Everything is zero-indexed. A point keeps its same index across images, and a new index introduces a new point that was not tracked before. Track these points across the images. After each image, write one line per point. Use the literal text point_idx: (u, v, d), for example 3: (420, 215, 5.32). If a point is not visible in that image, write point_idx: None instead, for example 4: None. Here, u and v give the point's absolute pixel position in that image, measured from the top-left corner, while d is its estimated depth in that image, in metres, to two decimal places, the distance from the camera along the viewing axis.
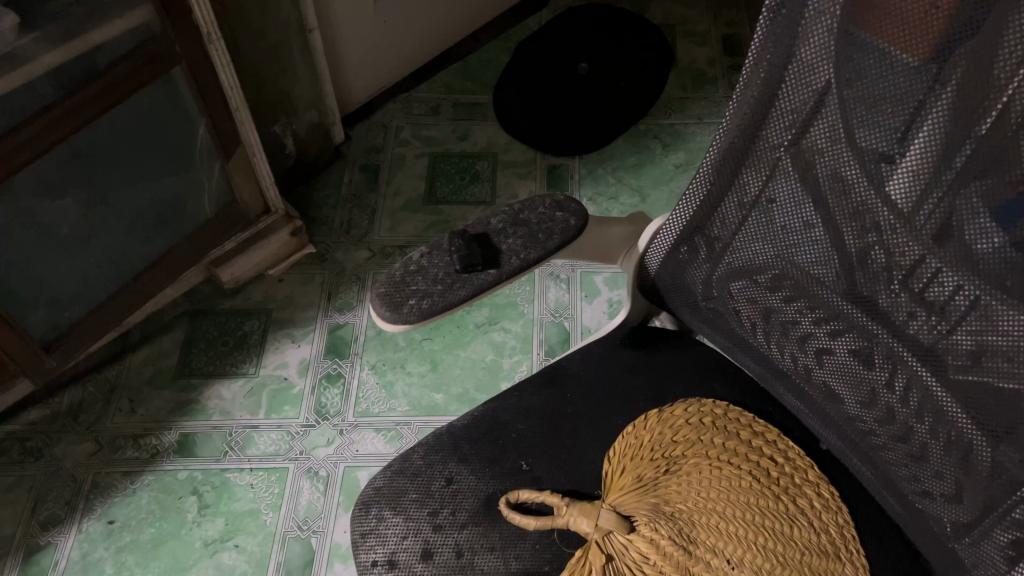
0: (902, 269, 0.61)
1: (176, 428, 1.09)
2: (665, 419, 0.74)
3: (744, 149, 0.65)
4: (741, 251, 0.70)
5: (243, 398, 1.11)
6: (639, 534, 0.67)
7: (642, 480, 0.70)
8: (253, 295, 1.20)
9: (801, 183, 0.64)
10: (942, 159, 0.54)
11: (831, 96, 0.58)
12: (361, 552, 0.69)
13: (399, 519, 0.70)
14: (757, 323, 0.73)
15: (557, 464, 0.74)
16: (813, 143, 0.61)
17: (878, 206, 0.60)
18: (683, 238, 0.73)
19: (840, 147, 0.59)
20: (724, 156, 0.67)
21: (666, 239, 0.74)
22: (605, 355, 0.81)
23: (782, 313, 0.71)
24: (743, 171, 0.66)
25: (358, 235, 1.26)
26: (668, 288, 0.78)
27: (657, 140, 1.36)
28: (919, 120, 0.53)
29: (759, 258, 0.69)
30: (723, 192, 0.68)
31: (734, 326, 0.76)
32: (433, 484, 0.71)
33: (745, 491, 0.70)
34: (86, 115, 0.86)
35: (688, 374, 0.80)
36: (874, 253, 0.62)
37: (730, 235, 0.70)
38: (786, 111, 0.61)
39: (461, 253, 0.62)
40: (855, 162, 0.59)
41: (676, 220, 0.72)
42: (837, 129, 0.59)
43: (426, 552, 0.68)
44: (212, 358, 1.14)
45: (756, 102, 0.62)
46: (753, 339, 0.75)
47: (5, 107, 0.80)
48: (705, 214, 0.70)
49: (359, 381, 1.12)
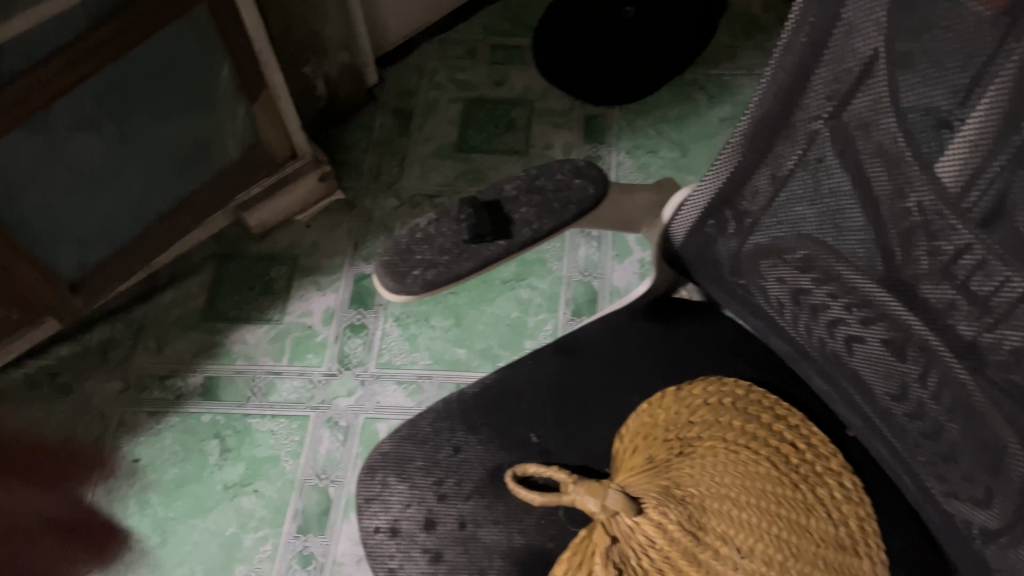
0: (942, 258, 0.56)
1: (200, 371, 1.10)
2: (683, 397, 0.71)
3: (780, 118, 0.61)
4: (773, 227, 0.66)
5: (268, 344, 1.11)
6: (647, 517, 0.65)
7: (653, 461, 0.68)
8: (280, 240, 1.19)
9: (840, 158, 0.59)
10: (1002, 132, 0.47)
11: (880, 64, 0.53)
12: (365, 517, 0.69)
13: (404, 487, 0.69)
14: (786, 304, 0.70)
15: (567, 438, 0.71)
16: (855, 115, 0.56)
17: (923, 186, 0.54)
18: (712, 210, 0.69)
19: (886, 120, 0.54)
20: (759, 125, 0.62)
21: (694, 210, 0.70)
22: (625, 325, 0.78)
23: (811, 296, 0.67)
24: (778, 142, 0.62)
25: (388, 182, 1.23)
26: (693, 261, 0.74)
27: (703, 91, 1.30)
28: (983, 85, 0.47)
29: (791, 236, 0.65)
30: (756, 163, 0.64)
31: (761, 304, 0.72)
32: (439, 452, 0.70)
33: (761, 478, 0.67)
34: (107, 56, 0.83)
35: (711, 350, 0.76)
36: (914, 238, 0.57)
37: (761, 210, 0.66)
38: (828, 79, 0.56)
39: (471, 221, 0.59)
40: (902, 138, 0.54)
41: (703, 191, 0.68)
42: (883, 101, 0.54)
43: (429, 521, 0.67)
44: (238, 302, 1.14)
45: (796, 67, 0.57)
46: (782, 320, 0.71)
47: (19, 47, 0.78)
48: (735, 186, 0.66)
49: (382, 333, 1.11)
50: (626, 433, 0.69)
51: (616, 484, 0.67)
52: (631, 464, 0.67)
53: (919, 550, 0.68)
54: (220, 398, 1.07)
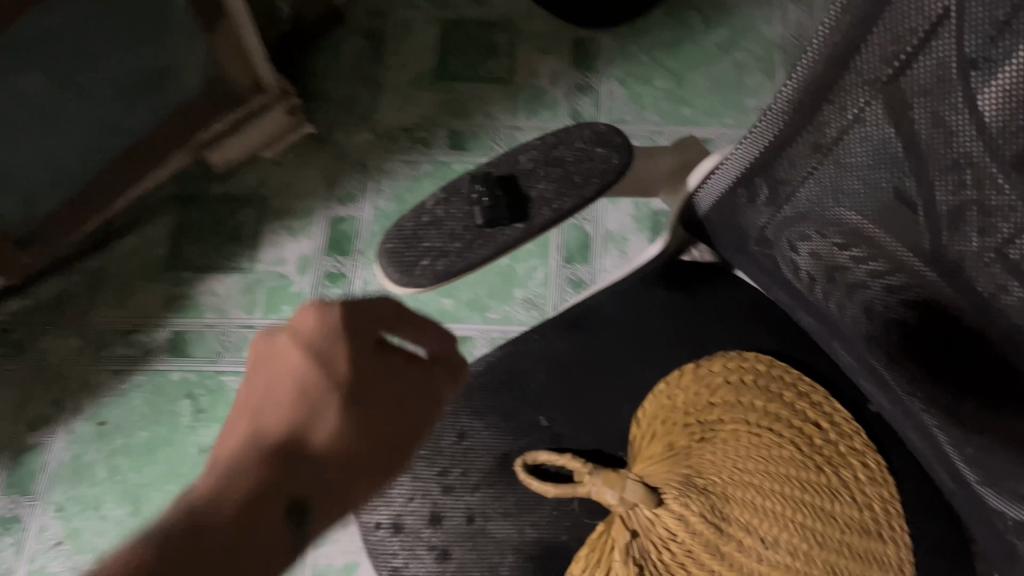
0: (1001, 241, 0.51)
1: (168, 324, 1.02)
2: (702, 376, 0.67)
3: (824, 87, 0.54)
4: (811, 198, 0.60)
5: (239, 296, 1.04)
6: (667, 509, 0.61)
7: (672, 448, 0.64)
8: (246, 180, 1.09)
9: (893, 129, 0.52)
10: None
11: (949, 24, 0.45)
12: (364, 512, 0.64)
13: (406, 479, 0.64)
14: (817, 279, 0.65)
15: (579, 420, 0.67)
16: (914, 85, 0.50)
17: (978, 155, 0.49)
18: (744, 178, 0.62)
19: (948, 87, 0.48)
20: (803, 88, 0.55)
21: (723, 177, 0.64)
22: (638, 293, 0.72)
23: (848, 271, 0.62)
24: (821, 111, 0.55)
25: (361, 114, 1.13)
26: (717, 228, 0.68)
27: (700, 12, 1.20)
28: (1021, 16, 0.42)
29: (834, 209, 0.60)
30: (797, 132, 0.57)
31: (788, 275, 0.67)
32: (443, 439, 0.65)
33: (785, 463, 0.63)
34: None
35: (729, 320, 0.71)
36: (971, 220, 0.52)
37: (799, 180, 0.60)
38: (887, 40, 0.49)
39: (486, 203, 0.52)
40: (964, 106, 0.48)
41: (735, 158, 0.61)
42: (948, 66, 0.47)
43: (435, 516, 0.63)
44: (204, 249, 1.06)
45: (847, 32, 0.50)
46: (815, 294, 0.66)
47: None
48: (768, 154, 0.60)
49: (363, 282, 1.05)
50: (643, 417, 0.65)
51: (634, 474, 0.63)
52: (650, 452, 0.63)
53: (940, 530, 0.67)
54: (191, 354, 1.00)
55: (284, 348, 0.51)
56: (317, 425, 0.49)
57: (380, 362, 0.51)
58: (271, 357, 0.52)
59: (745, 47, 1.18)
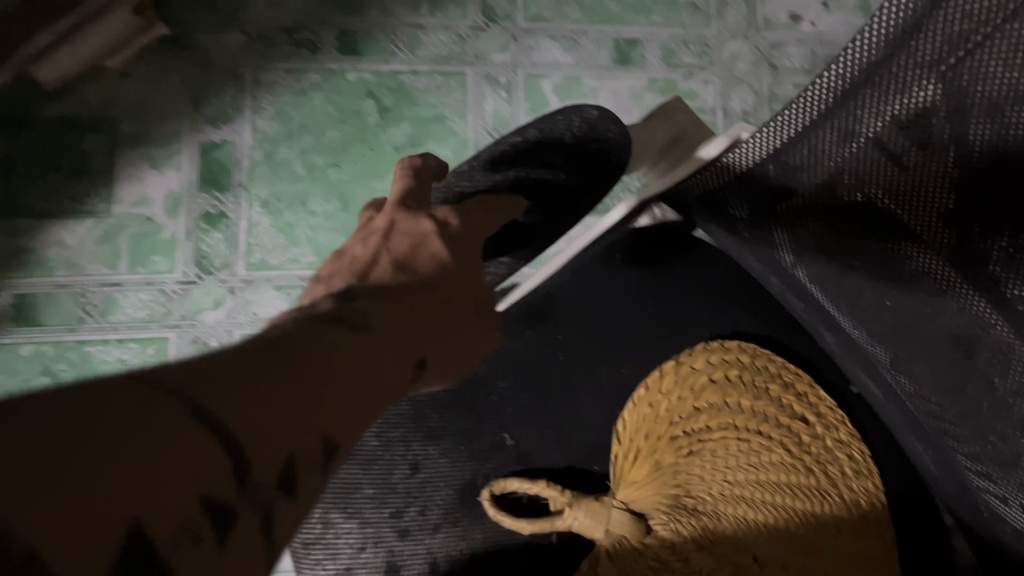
0: None
1: (11, 287, 0.88)
2: (684, 377, 0.59)
3: (869, 65, 0.43)
4: (834, 194, 0.50)
5: (95, 247, 0.89)
6: (657, 537, 0.54)
7: (658, 466, 0.57)
8: (89, 99, 0.90)
9: (944, 119, 0.42)
10: None
11: None
12: (307, 567, 0.54)
13: (354, 525, 0.54)
14: (822, 276, 0.56)
15: (548, 434, 0.58)
16: (983, 70, 0.39)
17: None
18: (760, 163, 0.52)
19: None
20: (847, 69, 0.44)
21: (739, 162, 0.54)
22: (602, 273, 0.62)
23: (864, 273, 0.53)
24: (862, 94, 0.45)
25: (227, 11, 0.94)
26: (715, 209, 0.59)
27: None
28: None
29: (862, 208, 0.50)
30: (831, 119, 0.47)
31: (788, 269, 0.59)
32: (394, 474, 0.56)
33: (776, 470, 0.56)
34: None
35: (706, 301, 0.63)
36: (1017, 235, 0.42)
37: (822, 174, 0.50)
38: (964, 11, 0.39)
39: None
40: None
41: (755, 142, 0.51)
42: None
43: (391, 567, 0.54)
44: (46, 190, 0.89)
45: None
46: (827, 300, 0.58)
47: None
48: (790, 140, 0.49)
49: (249, 225, 0.91)
50: (635, 430, 0.58)
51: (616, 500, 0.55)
52: (634, 475, 0.57)
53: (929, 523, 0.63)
54: (47, 324, 0.87)
55: (387, 231, 0.52)
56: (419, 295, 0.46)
57: (457, 267, 0.50)
58: (412, 240, 0.51)
59: None
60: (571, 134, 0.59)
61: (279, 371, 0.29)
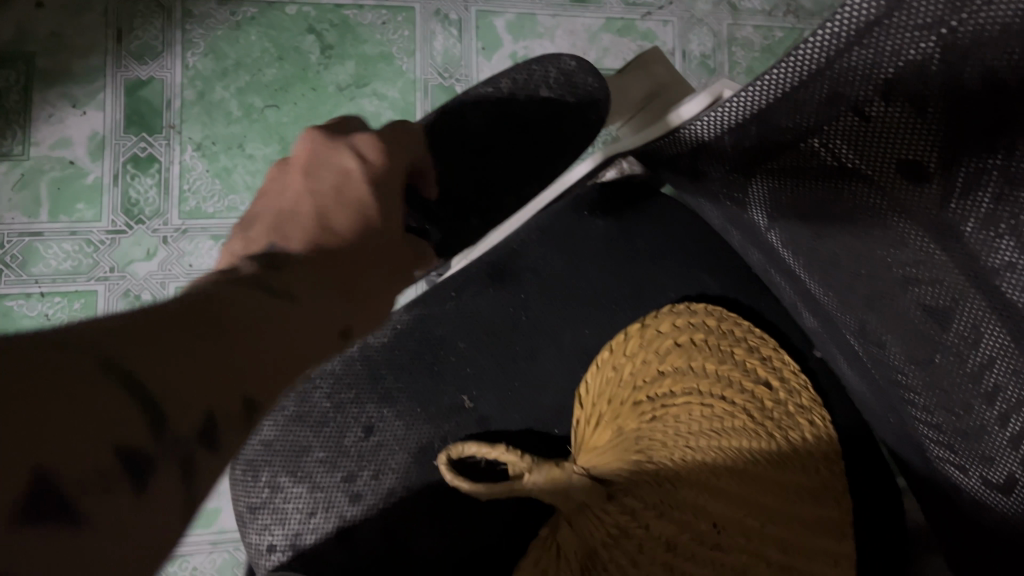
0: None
1: None
2: (649, 340, 0.57)
3: (850, 32, 0.39)
4: (812, 160, 0.47)
5: (12, 193, 0.83)
6: (620, 504, 0.52)
7: (621, 432, 0.55)
8: (1, 31, 0.84)
9: (932, 87, 0.40)
10: None
11: None
12: (252, 533, 0.52)
13: (303, 490, 0.52)
14: (794, 236, 0.55)
15: (507, 398, 0.56)
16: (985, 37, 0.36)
17: None
18: (733, 129, 0.48)
19: None
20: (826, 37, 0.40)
21: (705, 127, 0.50)
22: (562, 226, 0.60)
23: (838, 233, 0.51)
24: (844, 62, 0.41)
25: None
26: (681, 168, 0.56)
27: None
28: None
29: (839, 170, 0.47)
30: (807, 88, 0.43)
31: (758, 228, 0.57)
32: (346, 437, 0.53)
33: (740, 435, 0.55)
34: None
35: (670, 261, 0.61)
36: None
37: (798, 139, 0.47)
38: None
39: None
40: None
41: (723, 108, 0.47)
42: None
43: (342, 533, 0.51)
44: None
45: None
46: (798, 265, 0.57)
47: None
48: (762, 109, 0.46)
49: (182, 169, 0.85)
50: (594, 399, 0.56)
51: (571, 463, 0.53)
52: (595, 442, 0.55)
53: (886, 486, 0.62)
54: None
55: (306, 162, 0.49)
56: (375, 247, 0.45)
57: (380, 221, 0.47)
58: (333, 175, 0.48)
59: None
60: (547, 84, 0.60)
61: (209, 337, 0.29)
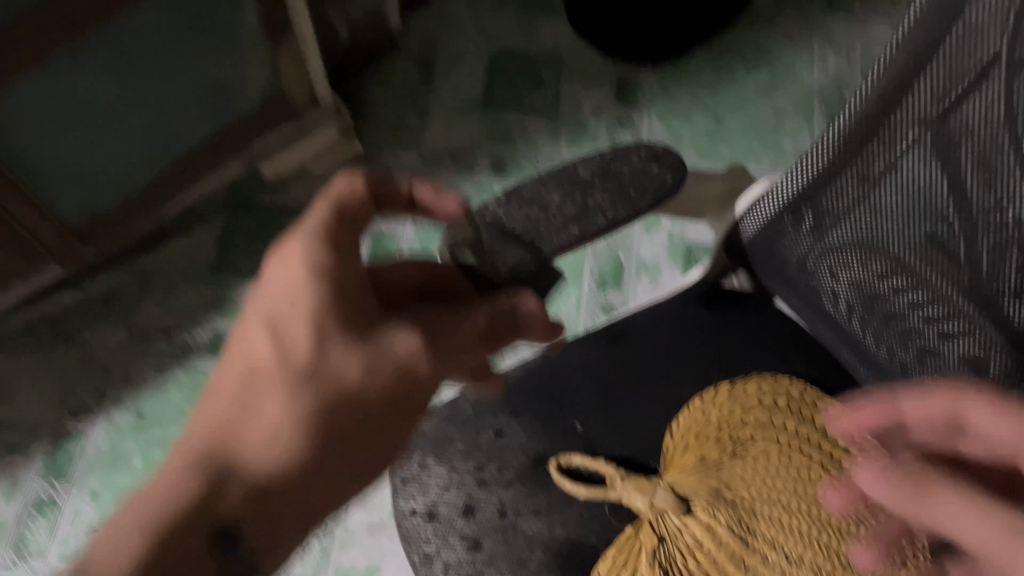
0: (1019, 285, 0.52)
1: (210, 326, 1.07)
2: (736, 395, 0.67)
3: (868, 120, 0.56)
4: (857, 231, 0.62)
5: None
6: (696, 519, 0.62)
7: (704, 461, 0.65)
8: (293, 193, 1.14)
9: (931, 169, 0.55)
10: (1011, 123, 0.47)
11: (994, 75, 0.47)
12: (401, 499, 0.67)
13: (444, 470, 0.66)
14: (855, 306, 0.67)
15: (614, 428, 0.68)
16: (960, 127, 0.51)
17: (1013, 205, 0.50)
18: (792, 206, 0.64)
19: (991, 129, 0.49)
20: (853, 124, 0.57)
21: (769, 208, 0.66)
22: (675, 310, 0.74)
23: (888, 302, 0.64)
24: (869, 144, 0.57)
25: (408, 137, 1.18)
26: (761, 257, 0.71)
27: (740, 56, 1.24)
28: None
29: (879, 241, 0.61)
30: (844, 164, 0.59)
31: (827, 306, 0.69)
32: (481, 436, 0.67)
33: (814, 483, 0.62)
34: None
35: (765, 344, 0.73)
36: (998, 260, 0.53)
37: (844, 212, 0.62)
38: (934, 82, 0.51)
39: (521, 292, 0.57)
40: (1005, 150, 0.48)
41: (787, 183, 0.63)
42: (990, 115, 0.48)
43: (468, 508, 0.65)
44: (250, 256, 1.11)
45: (894, 62, 0.53)
46: (862, 331, 0.68)
47: None
48: (813, 185, 0.62)
49: None
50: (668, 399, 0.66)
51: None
52: (682, 463, 0.65)
53: None
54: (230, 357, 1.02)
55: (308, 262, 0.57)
56: (331, 378, 0.56)
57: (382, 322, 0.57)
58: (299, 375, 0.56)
59: (785, 90, 1.22)
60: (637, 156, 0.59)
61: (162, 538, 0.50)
